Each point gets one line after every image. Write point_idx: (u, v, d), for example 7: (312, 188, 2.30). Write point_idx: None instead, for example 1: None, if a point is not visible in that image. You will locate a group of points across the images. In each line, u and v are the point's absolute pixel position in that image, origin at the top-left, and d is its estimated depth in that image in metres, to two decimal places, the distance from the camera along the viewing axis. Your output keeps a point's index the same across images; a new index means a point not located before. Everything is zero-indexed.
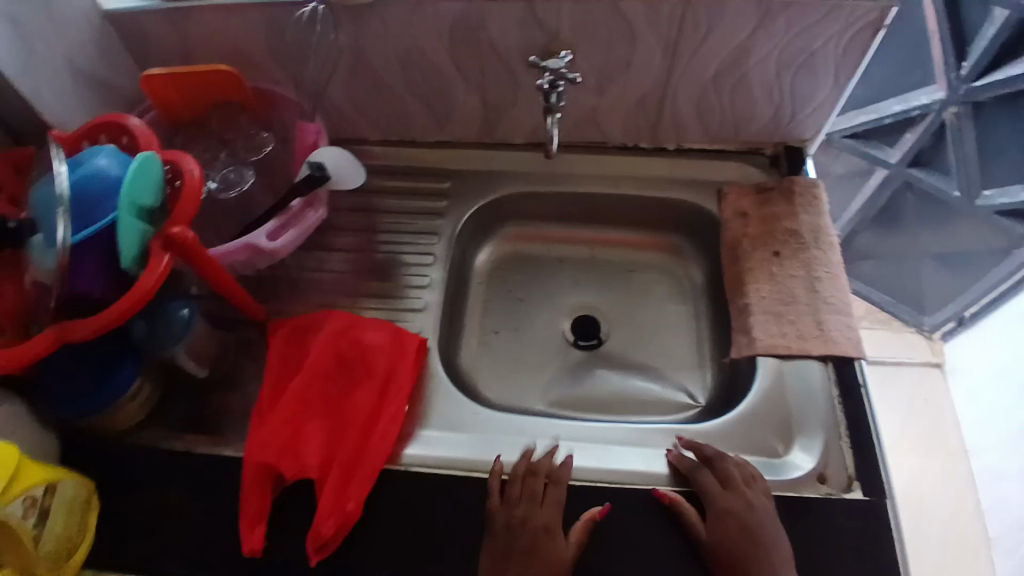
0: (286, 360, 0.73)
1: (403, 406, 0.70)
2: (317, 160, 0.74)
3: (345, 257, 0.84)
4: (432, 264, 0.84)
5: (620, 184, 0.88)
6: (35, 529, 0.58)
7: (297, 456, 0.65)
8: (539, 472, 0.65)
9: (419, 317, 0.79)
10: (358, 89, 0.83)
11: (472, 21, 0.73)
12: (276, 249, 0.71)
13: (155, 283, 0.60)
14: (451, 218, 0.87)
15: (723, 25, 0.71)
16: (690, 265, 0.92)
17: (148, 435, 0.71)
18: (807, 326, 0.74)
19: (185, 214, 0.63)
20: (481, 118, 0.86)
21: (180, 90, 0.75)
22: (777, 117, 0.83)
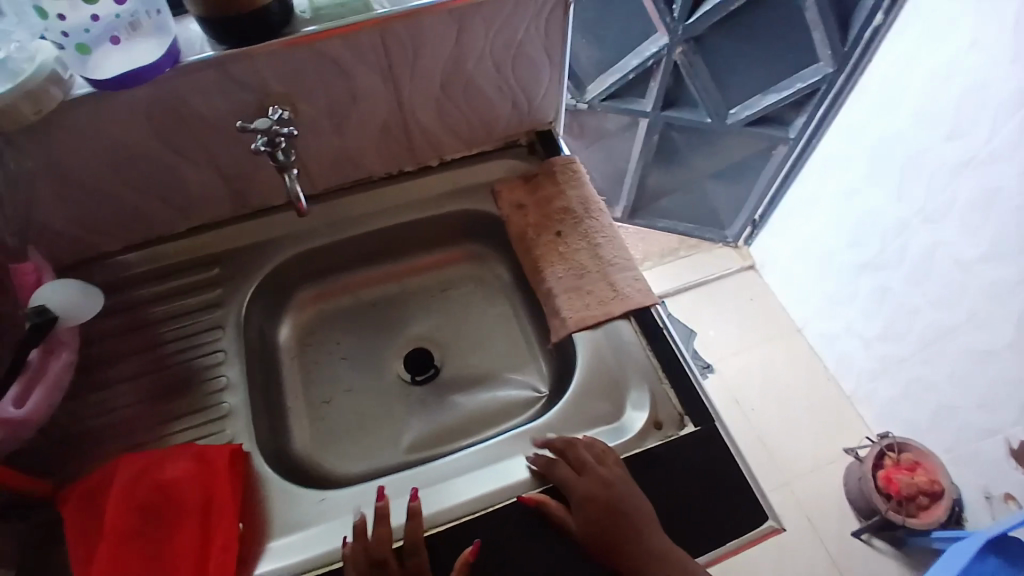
0: (82, 531, 0.62)
1: (235, 530, 0.62)
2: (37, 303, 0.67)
3: (122, 389, 0.74)
4: (226, 360, 0.76)
5: (398, 212, 0.87)
6: None
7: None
8: (398, 535, 0.62)
9: (229, 424, 0.72)
10: (71, 203, 0.73)
11: (169, 101, 0.67)
12: (28, 415, 0.64)
13: None
14: (230, 304, 0.79)
15: (426, 40, 0.72)
16: (493, 266, 0.92)
17: None
18: (605, 290, 0.78)
19: None
20: (229, 191, 0.80)
21: None
22: (516, 107, 0.87)
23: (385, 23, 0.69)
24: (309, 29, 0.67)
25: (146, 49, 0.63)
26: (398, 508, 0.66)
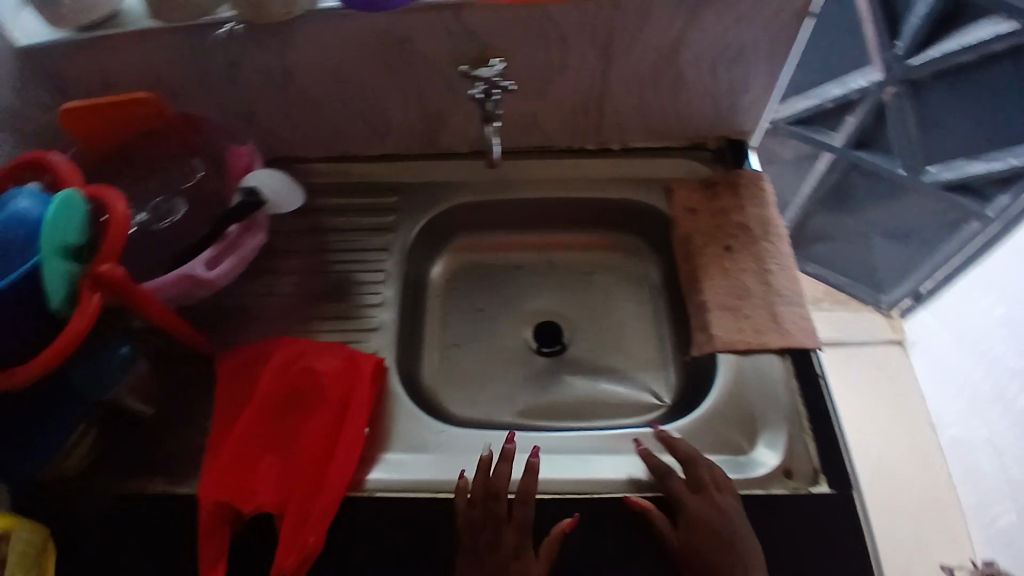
0: (237, 391, 0.70)
1: (363, 430, 0.68)
2: (249, 184, 0.71)
3: (291, 280, 0.81)
4: (385, 281, 0.81)
5: (568, 187, 0.86)
6: None
7: (253, 490, 0.63)
8: (500, 490, 0.63)
9: (374, 337, 0.77)
10: (286, 108, 0.79)
11: (398, 33, 0.70)
12: (216, 278, 0.68)
13: (84, 326, 0.57)
14: (400, 233, 0.84)
15: (652, 23, 0.71)
16: (647, 262, 0.90)
17: (93, 482, 0.67)
18: (763, 319, 0.75)
19: (113, 252, 0.60)
20: (423, 128, 0.83)
21: (101, 121, 0.70)
22: (717, 109, 0.83)
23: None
24: None
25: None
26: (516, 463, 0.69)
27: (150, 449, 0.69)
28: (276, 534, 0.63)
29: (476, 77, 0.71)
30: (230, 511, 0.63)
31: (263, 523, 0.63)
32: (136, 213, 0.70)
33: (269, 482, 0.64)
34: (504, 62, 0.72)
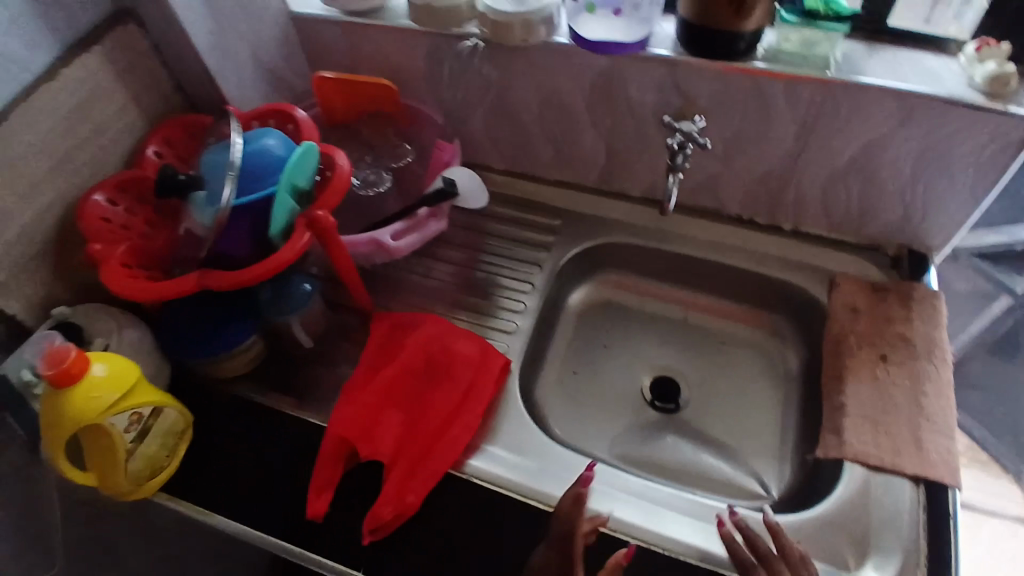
0: (383, 349, 0.77)
1: (478, 420, 0.73)
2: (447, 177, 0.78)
3: (446, 269, 0.88)
4: (529, 292, 0.86)
5: (726, 254, 0.86)
6: (132, 443, 0.65)
7: (376, 438, 0.69)
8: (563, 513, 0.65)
9: (507, 339, 0.82)
10: (489, 120, 0.86)
11: (613, 77, 0.75)
12: (397, 249, 0.76)
13: (292, 256, 0.65)
14: (553, 253, 0.88)
15: (862, 117, 0.71)
16: (788, 350, 0.87)
17: (244, 389, 0.77)
18: (903, 441, 0.70)
19: (329, 202, 0.69)
20: (602, 166, 0.87)
21: (344, 96, 0.82)
22: (905, 217, 0.79)
23: (833, 87, 0.69)
24: (757, 65, 0.70)
25: (622, 30, 0.71)
26: (617, 501, 0.69)
27: (296, 377, 0.78)
28: (379, 485, 0.68)
29: (675, 129, 0.72)
30: (348, 450, 0.70)
31: (373, 471, 0.69)
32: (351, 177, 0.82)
33: (389, 437, 0.70)
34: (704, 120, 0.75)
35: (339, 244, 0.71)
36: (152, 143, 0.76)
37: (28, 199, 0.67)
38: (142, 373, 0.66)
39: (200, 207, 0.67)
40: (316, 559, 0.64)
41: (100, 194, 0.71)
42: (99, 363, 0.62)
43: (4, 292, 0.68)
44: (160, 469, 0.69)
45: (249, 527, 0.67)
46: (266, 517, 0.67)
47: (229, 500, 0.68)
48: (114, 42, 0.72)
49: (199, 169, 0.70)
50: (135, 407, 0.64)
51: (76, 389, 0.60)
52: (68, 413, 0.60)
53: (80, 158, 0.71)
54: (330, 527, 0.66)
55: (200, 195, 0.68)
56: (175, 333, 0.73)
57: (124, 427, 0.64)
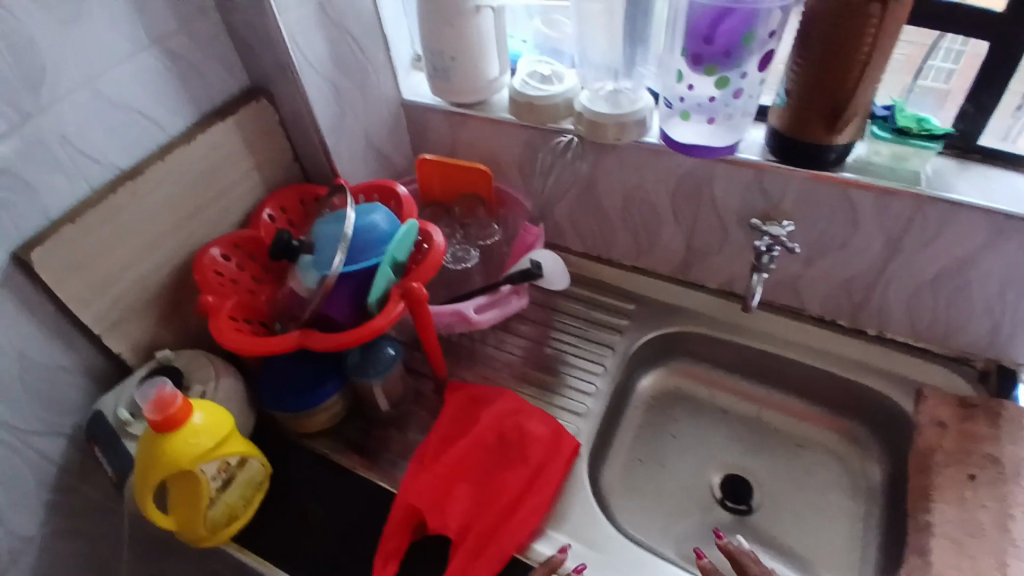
0: (457, 421, 0.79)
1: (545, 503, 0.72)
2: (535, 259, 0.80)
3: (520, 344, 0.91)
4: (601, 374, 0.86)
5: (807, 353, 0.86)
6: (215, 491, 0.66)
7: (445, 512, 0.70)
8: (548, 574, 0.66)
9: (577, 421, 0.81)
10: (574, 207, 0.91)
11: (700, 176, 0.78)
12: (478, 322, 0.78)
13: (386, 324, 0.68)
14: (626, 337, 0.89)
15: (952, 231, 0.71)
16: (869, 459, 0.84)
17: (321, 445, 0.80)
18: (993, 568, 0.66)
19: (423, 275, 0.73)
20: (681, 257, 0.89)
21: (441, 177, 0.89)
22: (994, 332, 0.77)
23: (923, 201, 0.70)
24: (846, 175, 0.72)
25: (717, 134, 0.73)
26: None
27: (369, 438, 0.81)
28: (445, 561, 0.68)
29: (763, 231, 0.74)
30: (416, 521, 0.70)
31: (440, 546, 0.69)
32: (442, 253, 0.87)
33: (456, 512, 0.70)
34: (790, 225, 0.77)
35: (427, 315, 0.75)
36: (267, 207, 0.83)
37: (153, 249, 0.75)
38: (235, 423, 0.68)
39: (307, 270, 0.73)
40: None
41: (216, 250, 0.78)
42: (196, 410, 0.64)
43: (115, 332, 0.73)
44: (235, 519, 0.69)
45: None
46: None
47: (294, 557, 0.69)
48: (246, 116, 0.79)
49: (309, 235, 0.76)
50: (225, 457, 0.65)
51: (173, 434, 0.62)
52: (162, 458, 0.61)
53: (206, 217, 0.79)
54: None
55: (307, 258, 0.74)
56: (265, 385, 0.76)
57: (212, 474, 0.65)
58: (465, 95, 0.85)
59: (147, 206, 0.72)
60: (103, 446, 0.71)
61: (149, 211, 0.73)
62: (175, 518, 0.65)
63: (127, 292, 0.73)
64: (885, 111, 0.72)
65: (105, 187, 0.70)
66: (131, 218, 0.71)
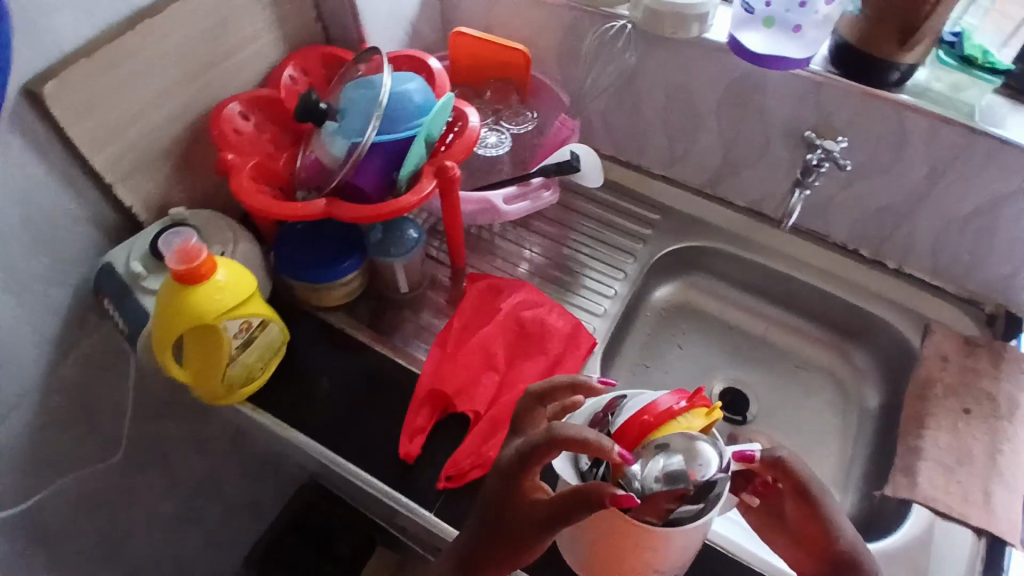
0: (477, 311, 0.76)
1: None
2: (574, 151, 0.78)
3: (541, 242, 0.86)
4: (620, 279, 0.84)
5: (815, 275, 0.86)
6: (236, 351, 0.65)
7: (529, 407, 0.56)
8: (247, 339, 0.66)
9: (593, 319, 0.80)
10: (609, 105, 0.87)
11: (751, 82, 0.75)
12: (505, 212, 0.77)
13: (415, 202, 0.67)
14: (649, 248, 0.87)
15: (997, 170, 0.68)
16: (865, 385, 0.87)
17: (331, 317, 0.77)
18: (974, 491, 0.69)
19: (457, 154, 0.71)
20: (714, 170, 0.87)
21: (472, 55, 0.83)
22: (1014, 278, 0.77)
23: (979, 135, 0.67)
24: (901, 97, 0.69)
25: (795, 45, 0.70)
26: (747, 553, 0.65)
27: (387, 315, 0.79)
28: (460, 439, 0.67)
29: (817, 146, 0.74)
30: (440, 401, 0.69)
31: (462, 436, 0.67)
32: (484, 136, 0.83)
33: (544, 409, 0.56)
34: (845, 142, 0.74)
35: (456, 207, 0.74)
36: (289, 67, 0.78)
37: (166, 97, 0.69)
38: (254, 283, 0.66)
39: (330, 135, 0.70)
40: (398, 498, 0.63)
41: (235, 104, 0.73)
42: (220, 268, 0.61)
43: (125, 180, 0.70)
44: (249, 382, 0.68)
45: (344, 459, 0.66)
46: (334, 430, 0.68)
47: (306, 411, 0.69)
48: None
49: (336, 101, 0.72)
50: (248, 317, 0.63)
51: (198, 288, 0.59)
52: (183, 307, 0.59)
53: (223, 68, 0.74)
54: (420, 468, 0.65)
55: (330, 125, 0.70)
56: (283, 254, 0.75)
57: (234, 332, 0.64)
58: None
59: (163, 46, 0.67)
60: (113, 300, 0.69)
61: (165, 56, 0.67)
62: (190, 373, 0.63)
63: (137, 142, 0.69)
64: (951, 39, 0.70)
65: (116, 19, 0.64)
66: (149, 58, 0.66)
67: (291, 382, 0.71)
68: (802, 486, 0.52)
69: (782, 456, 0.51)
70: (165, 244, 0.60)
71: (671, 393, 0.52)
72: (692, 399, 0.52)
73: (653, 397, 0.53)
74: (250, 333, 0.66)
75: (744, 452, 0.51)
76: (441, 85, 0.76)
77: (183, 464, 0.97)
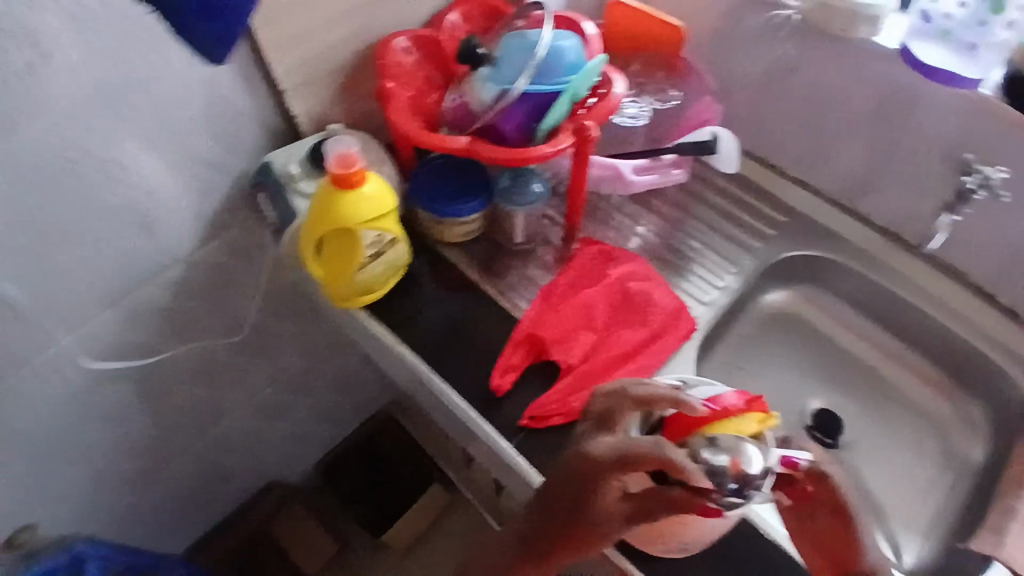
0: (584, 271, 0.78)
1: (653, 367, 0.72)
2: (715, 134, 0.84)
3: (660, 221, 0.85)
4: (732, 272, 0.83)
5: (940, 310, 0.82)
6: (367, 260, 0.72)
7: (622, 411, 0.55)
8: (379, 252, 0.72)
9: (696, 306, 0.79)
10: (756, 98, 0.86)
11: (916, 94, 0.72)
12: (631, 183, 0.84)
13: (549, 154, 0.70)
14: (768, 248, 0.86)
15: None
16: (969, 437, 0.82)
17: (447, 251, 0.82)
18: None
19: (597, 117, 0.73)
20: (853, 181, 0.84)
21: (628, 26, 0.84)
22: None
23: None
24: None
25: (969, 64, 0.69)
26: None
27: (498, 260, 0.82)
28: (547, 386, 0.70)
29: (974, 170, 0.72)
30: (535, 347, 0.72)
31: (551, 382, 0.70)
32: (624, 107, 0.84)
33: (634, 415, 0.55)
34: (1005, 172, 0.70)
35: (584, 177, 0.77)
36: (455, 12, 0.83)
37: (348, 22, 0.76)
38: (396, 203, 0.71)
39: (481, 80, 0.74)
40: (480, 423, 0.68)
41: (403, 39, 0.79)
42: (369, 181, 0.67)
43: (298, 91, 0.77)
44: (371, 292, 0.74)
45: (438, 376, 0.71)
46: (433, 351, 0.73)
47: (412, 330, 0.75)
48: None
49: (493, 49, 0.76)
50: (383, 231, 0.69)
51: (348, 193, 0.65)
52: (332, 206, 0.65)
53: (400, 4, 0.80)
54: (505, 403, 0.69)
55: (482, 70, 0.74)
56: (416, 184, 0.80)
57: (369, 242, 0.70)
58: (681, 554, 0.59)
59: None
60: (271, 195, 0.77)
61: None
62: (326, 268, 0.71)
63: (315, 56, 0.76)
64: None
65: None
66: None
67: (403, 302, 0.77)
68: (841, 503, 0.53)
69: (827, 471, 0.54)
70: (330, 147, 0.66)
71: (734, 396, 0.56)
72: (751, 405, 0.55)
73: (715, 394, 0.57)
74: (381, 247, 0.71)
75: (791, 460, 0.53)
76: (594, 50, 0.78)
77: (287, 362, 1.06)
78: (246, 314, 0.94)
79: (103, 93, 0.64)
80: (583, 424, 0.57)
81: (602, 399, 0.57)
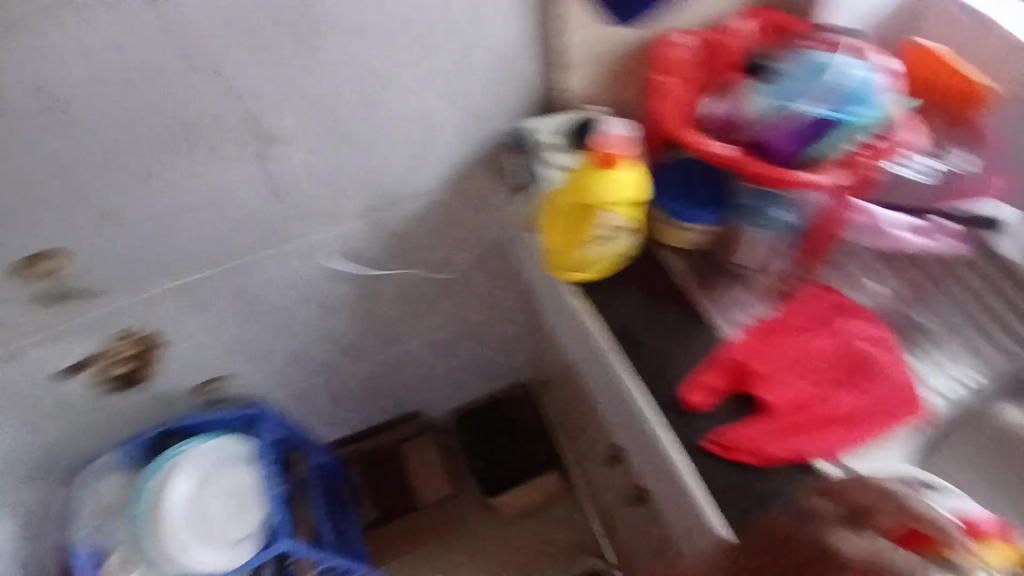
0: (809, 316, 0.73)
1: (864, 442, 0.65)
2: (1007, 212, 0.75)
3: (904, 287, 0.77)
4: (977, 368, 0.72)
5: None
6: (593, 244, 0.72)
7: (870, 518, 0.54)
8: (606, 240, 0.72)
9: (926, 392, 0.70)
10: None
11: None
12: (895, 239, 0.77)
13: (811, 185, 0.67)
14: None
15: None
16: None
17: (664, 255, 0.78)
18: None
19: (869, 160, 0.69)
20: None
21: (920, 74, 0.80)
22: None
23: None
24: None
25: None
26: None
27: (714, 276, 0.77)
28: (743, 422, 0.66)
29: None
30: (740, 376, 0.68)
31: (748, 416, 0.66)
32: (908, 162, 0.77)
33: (879, 521, 0.53)
34: None
35: (840, 220, 0.73)
36: (752, 19, 0.79)
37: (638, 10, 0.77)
38: (643, 199, 0.71)
39: (757, 95, 0.73)
40: (659, 431, 0.67)
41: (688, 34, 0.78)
42: (629, 167, 0.68)
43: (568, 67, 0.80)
44: (585, 274, 0.75)
45: (626, 371, 0.71)
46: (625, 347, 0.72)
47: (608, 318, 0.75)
48: None
49: (775, 69, 0.75)
50: (621, 218, 0.70)
51: (605, 170, 0.67)
52: (587, 180, 0.68)
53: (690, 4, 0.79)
54: (687, 422, 0.67)
55: (760, 88, 0.74)
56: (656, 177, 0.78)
57: (603, 227, 0.70)
58: None
59: None
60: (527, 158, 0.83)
61: None
62: (553, 237, 0.73)
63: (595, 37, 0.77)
64: None
65: None
66: None
67: (605, 290, 0.77)
68: None
69: None
70: (605, 127, 0.69)
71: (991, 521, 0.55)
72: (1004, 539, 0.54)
73: (970, 509, 0.56)
74: (610, 237, 0.72)
75: None
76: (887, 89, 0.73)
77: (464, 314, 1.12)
78: (449, 260, 1.00)
79: (404, 24, 0.71)
80: (801, 484, 0.59)
81: (854, 496, 0.55)
